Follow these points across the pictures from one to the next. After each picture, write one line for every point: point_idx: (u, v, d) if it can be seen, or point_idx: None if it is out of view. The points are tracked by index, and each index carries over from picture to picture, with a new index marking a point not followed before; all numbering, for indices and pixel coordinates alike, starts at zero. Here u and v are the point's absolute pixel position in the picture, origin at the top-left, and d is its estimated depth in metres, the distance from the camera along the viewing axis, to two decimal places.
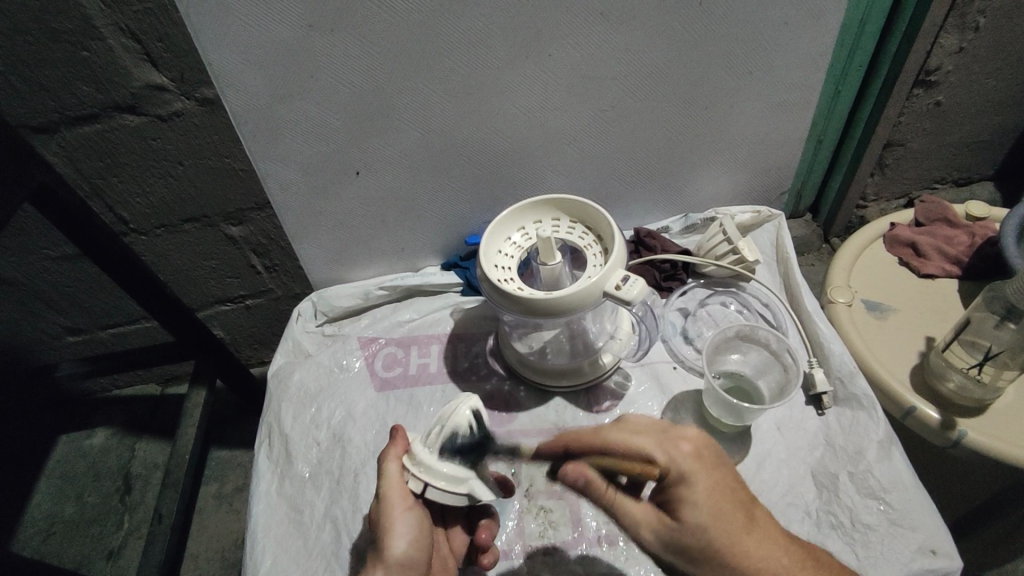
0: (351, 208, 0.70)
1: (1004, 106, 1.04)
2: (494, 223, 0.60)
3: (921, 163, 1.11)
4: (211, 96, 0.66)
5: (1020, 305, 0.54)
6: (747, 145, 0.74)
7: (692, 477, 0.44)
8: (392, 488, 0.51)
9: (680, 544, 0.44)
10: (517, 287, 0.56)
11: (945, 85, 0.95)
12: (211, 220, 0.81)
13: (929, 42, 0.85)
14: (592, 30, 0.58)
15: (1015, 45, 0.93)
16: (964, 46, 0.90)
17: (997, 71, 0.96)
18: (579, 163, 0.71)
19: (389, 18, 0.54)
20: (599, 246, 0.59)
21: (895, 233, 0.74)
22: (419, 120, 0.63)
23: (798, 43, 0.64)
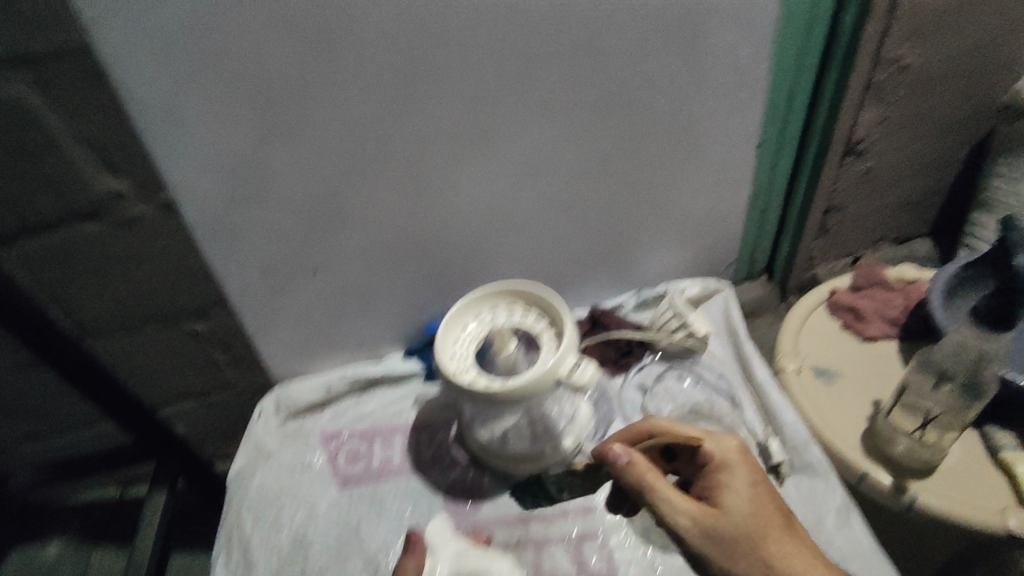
0: (311, 303, 0.72)
1: (926, 168, 1.13)
2: (449, 314, 0.62)
3: (862, 224, 1.17)
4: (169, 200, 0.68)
5: (952, 372, 0.59)
6: (690, 225, 0.78)
7: (735, 464, 0.59)
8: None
9: (716, 529, 0.56)
10: (474, 377, 0.57)
11: (872, 154, 1.04)
12: (173, 318, 0.81)
13: (852, 116, 0.95)
14: (532, 129, 0.63)
15: (926, 115, 1.02)
16: (883, 120, 0.99)
17: (914, 141, 1.06)
18: (531, 250, 0.74)
19: (338, 125, 0.58)
20: (552, 330, 0.60)
21: (836, 298, 0.76)
22: (372, 220, 0.66)
23: (723, 132, 0.70)
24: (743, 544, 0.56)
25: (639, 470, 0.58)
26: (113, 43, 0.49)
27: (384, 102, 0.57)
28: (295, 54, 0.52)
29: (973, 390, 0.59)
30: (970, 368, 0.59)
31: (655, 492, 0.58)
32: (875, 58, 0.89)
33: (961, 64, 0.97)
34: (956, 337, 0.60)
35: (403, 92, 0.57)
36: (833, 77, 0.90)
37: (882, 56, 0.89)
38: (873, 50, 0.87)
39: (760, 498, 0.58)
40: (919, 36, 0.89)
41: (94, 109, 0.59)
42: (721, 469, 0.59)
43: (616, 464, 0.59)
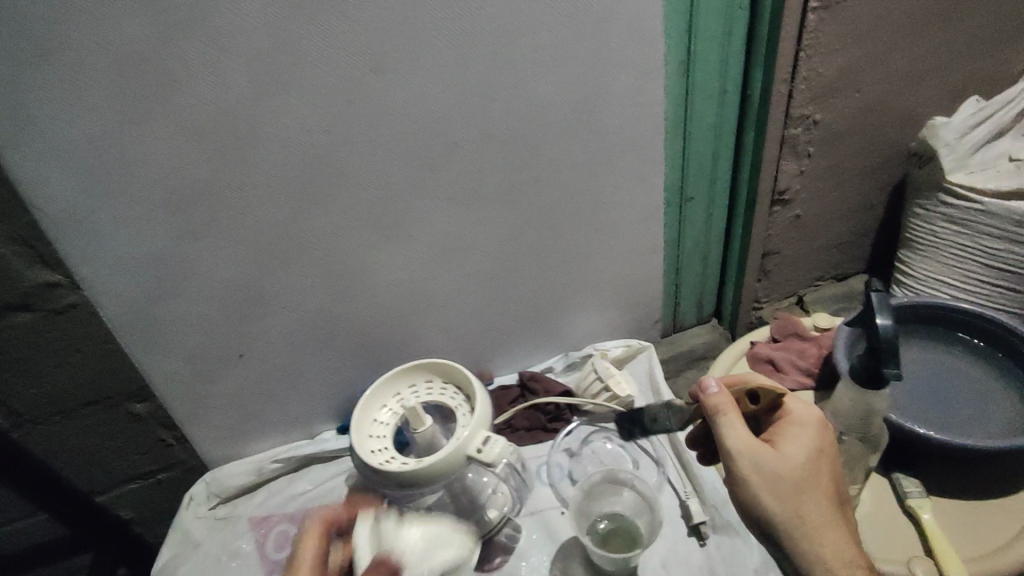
0: (238, 388, 0.72)
1: (858, 210, 1.12)
2: (363, 396, 0.63)
3: (801, 266, 1.17)
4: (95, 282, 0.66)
5: (845, 429, 0.57)
6: (611, 288, 0.81)
7: (813, 424, 0.52)
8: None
9: (772, 468, 0.50)
10: (390, 458, 0.59)
11: (800, 200, 1.04)
12: (114, 401, 0.75)
13: (772, 169, 0.96)
14: (442, 211, 0.66)
15: (848, 164, 1.02)
16: (804, 169, 0.99)
17: (841, 183, 1.05)
18: (456, 322, 0.76)
19: (249, 217, 0.60)
20: (467, 405, 0.63)
21: (755, 350, 0.78)
22: (293, 305, 0.68)
23: (630, 202, 0.73)
24: (787, 491, 0.50)
25: (717, 400, 0.53)
26: (20, 161, 0.51)
27: (295, 198, 0.60)
28: (203, 162, 0.55)
29: (869, 441, 0.57)
30: (861, 421, 0.56)
31: (722, 420, 0.52)
32: (785, 115, 0.90)
33: (880, 115, 0.96)
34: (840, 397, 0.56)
35: (312, 187, 0.60)
36: (751, 134, 0.93)
37: (791, 114, 0.89)
38: (782, 110, 0.89)
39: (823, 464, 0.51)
40: (826, 94, 0.90)
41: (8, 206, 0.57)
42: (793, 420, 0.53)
43: (703, 389, 0.54)
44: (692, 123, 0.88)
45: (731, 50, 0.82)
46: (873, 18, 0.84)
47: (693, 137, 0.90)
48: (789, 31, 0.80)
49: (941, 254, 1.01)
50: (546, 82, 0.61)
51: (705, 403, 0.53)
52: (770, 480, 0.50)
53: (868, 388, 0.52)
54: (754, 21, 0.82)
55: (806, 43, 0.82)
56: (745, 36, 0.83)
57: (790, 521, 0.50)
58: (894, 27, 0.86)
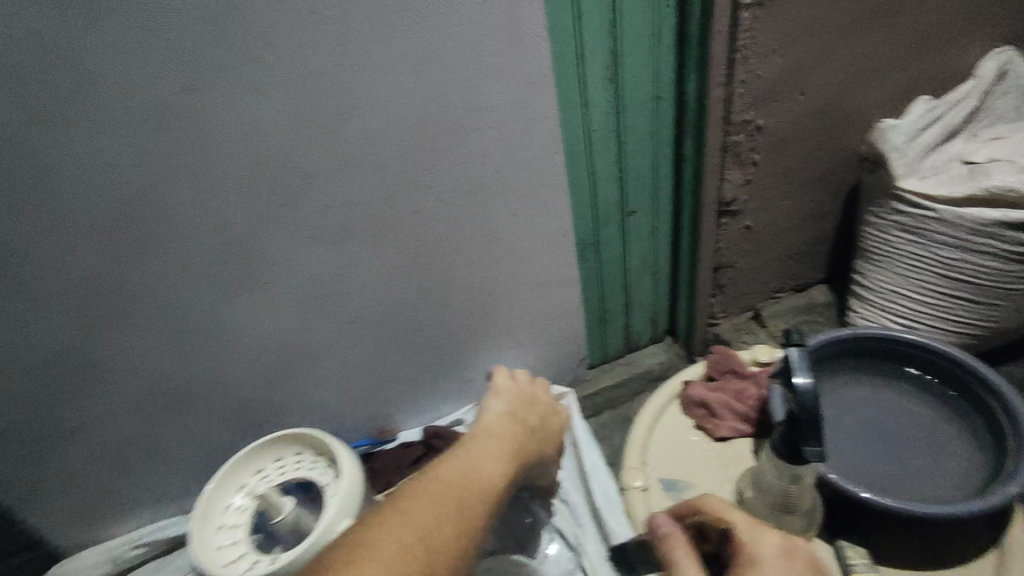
0: (83, 465, 0.62)
1: (813, 218, 1.02)
2: (216, 479, 0.57)
3: (757, 278, 1.06)
4: None
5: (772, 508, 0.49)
6: (523, 327, 0.72)
7: (774, 564, 0.39)
8: (525, 418, 0.61)
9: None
10: (245, 558, 0.54)
11: (749, 211, 0.94)
12: None
13: (716, 179, 0.87)
14: (305, 253, 0.56)
15: (797, 171, 0.93)
16: (750, 178, 0.89)
17: (790, 192, 0.95)
18: (343, 375, 0.67)
19: (56, 276, 0.49)
20: (332, 474, 0.57)
21: (689, 392, 0.70)
22: (133, 370, 0.57)
23: (535, 232, 0.65)
24: None
25: (670, 542, 0.43)
26: None
27: (112, 249, 0.50)
28: None
29: (812, 518, 0.49)
30: (781, 499, 0.48)
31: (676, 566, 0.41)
32: (723, 121, 0.81)
33: (827, 118, 0.88)
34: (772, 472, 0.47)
35: (131, 236, 0.50)
36: (691, 142, 0.85)
37: (730, 118, 0.80)
38: (719, 117, 0.80)
39: None
40: (766, 98, 0.81)
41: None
42: (747, 552, 0.41)
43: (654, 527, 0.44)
44: (623, 130, 0.79)
45: (661, 52, 0.75)
46: (810, 14, 0.75)
47: (628, 144, 0.82)
48: (720, 35, 0.73)
49: (895, 267, 0.91)
50: (413, 100, 0.51)
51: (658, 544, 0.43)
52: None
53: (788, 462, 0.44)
54: (684, 20, 0.74)
55: (739, 43, 0.74)
56: (675, 37, 0.75)
57: None
58: (835, 23, 0.77)
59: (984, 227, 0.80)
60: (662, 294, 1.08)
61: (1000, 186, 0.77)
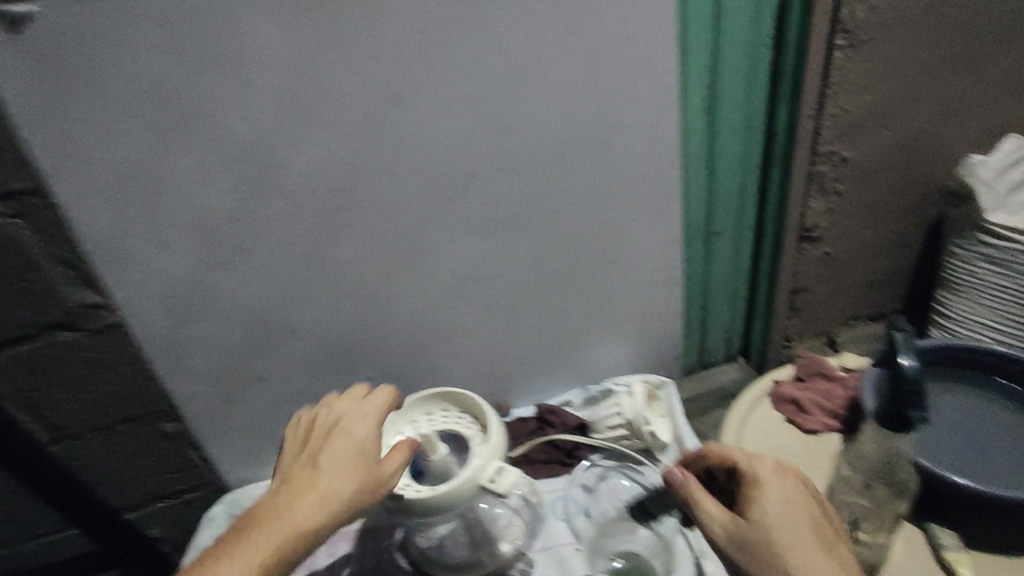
0: (261, 409, 0.74)
1: (895, 250, 1.05)
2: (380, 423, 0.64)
3: (835, 304, 1.09)
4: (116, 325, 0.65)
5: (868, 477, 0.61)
6: (629, 320, 0.81)
7: (772, 482, 0.54)
8: (333, 481, 0.54)
9: (743, 536, 0.52)
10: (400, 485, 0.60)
11: (829, 238, 0.99)
12: (147, 418, 0.73)
13: (800, 203, 0.93)
14: (462, 240, 0.67)
15: (880, 202, 0.97)
16: (832, 206, 0.95)
17: (872, 223, 1.00)
18: (475, 351, 0.77)
19: (276, 248, 0.62)
20: (481, 435, 0.63)
21: (779, 389, 0.78)
22: (314, 330, 0.69)
23: (649, 234, 0.74)
24: (768, 551, 0.51)
25: (685, 483, 0.57)
26: (72, 189, 0.54)
27: (319, 227, 0.62)
28: (230, 193, 0.58)
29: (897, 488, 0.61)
30: (884, 468, 0.60)
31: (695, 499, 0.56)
32: (811, 152, 0.88)
33: (913, 153, 0.93)
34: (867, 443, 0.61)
35: (336, 217, 0.62)
36: (776, 171, 0.91)
37: (816, 150, 0.87)
38: (807, 147, 0.87)
39: (797, 517, 0.53)
40: (853, 132, 0.88)
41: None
42: (752, 482, 0.55)
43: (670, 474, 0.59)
44: (717, 157, 0.85)
45: (756, 88, 0.82)
46: (899, 57, 0.82)
47: (720, 168, 0.87)
48: (814, 72, 0.80)
49: (977, 296, 0.96)
50: (562, 116, 0.62)
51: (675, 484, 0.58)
52: (752, 551, 0.51)
53: (891, 430, 0.57)
54: (779, 61, 0.81)
55: (831, 81, 0.81)
56: (770, 76, 0.82)
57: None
58: (924, 66, 0.84)
59: None
60: (739, 315, 1.09)
61: None
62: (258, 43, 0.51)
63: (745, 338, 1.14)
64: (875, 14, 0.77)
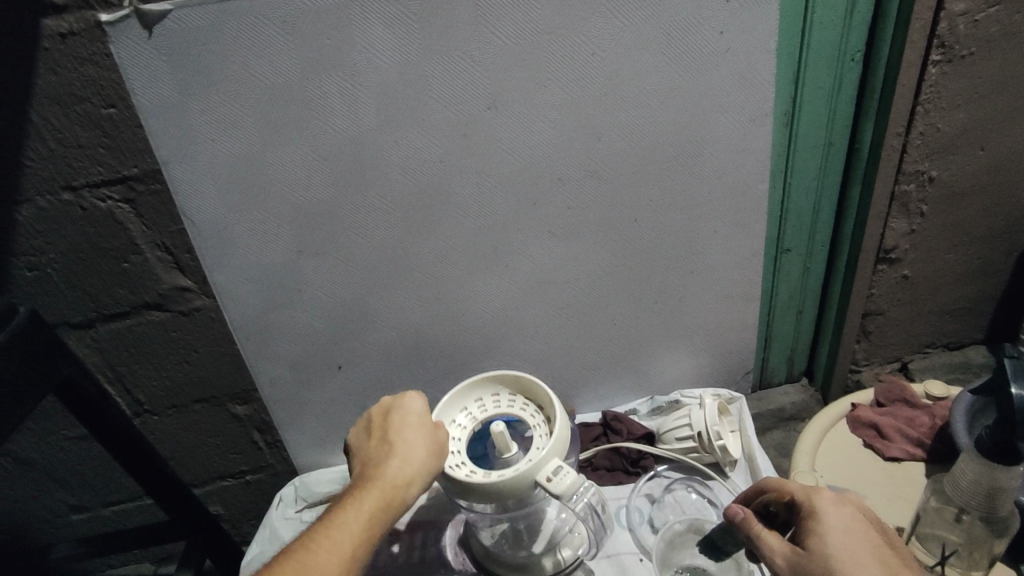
0: (334, 396, 0.77)
1: (980, 275, 0.98)
2: (448, 395, 0.66)
3: (909, 331, 1.02)
4: (203, 307, 0.74)
5: (967, 506, 0.60)
6: (701, 333, 0.80)
7: (833, 510, 0.52)
8: (410, 446, 0.58)
9: (805, 568, 0.50)
10: (458, 462, 0.62)
11: (910, 260, 0.92)
12: (218, 399, 0.83)
13: (880, 225, 0.86)
14: (542, 244, 0.68)
15: (969, 226, 0.91)
16: (916, 228, 0.88)
17: (956, 246, 0.93)
18: (543, 354, 0.77)
19: (364, 241, 0.64)
20: (545, 428, 0.63)
21: (857, 413, 0.80)
22: (392, 323, 0.71)
23: (728, 247, 0.73)
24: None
25: (749, 519, 0.56)
26: (189, 176, 0.59)
27: (405, 224, 0.64)
28: (326, 186, 0.60)
29: (993, 525, 0.60)
30: (986, 501, 0.59)
31: (760, 534, 0.55)
32: (895, 171, 0.82)
33: (1007, 174, 0.87)
34: (965, 473, 0.59)
35: (423, 214, 0.63)
36: (858, 188, 0.83)
37: (903, 168, 0.81)
38: (892, 166, 0.80)
39: (866, 549, 0.50)
40: (944, 151, 0.82)
41: (170, 215, 0.66)
42: (811, 512, 0.53)
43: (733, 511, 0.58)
44: (790, 174, 0.79)
45: (839, 104, 0.75)
46: (1002, 72, 0.76)
47: (793, 182, 0.81)
48: (905, 89, 0.74)
49: None
50: (652, 125, 0.62)
51: (738, 522, 0.57)
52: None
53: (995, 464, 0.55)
54: (866, 75, 0.75)
55: (924, 97, 0.76)
56: (855, 90, 0.76)
57: None
58: None
59: None
60: (805, 338, 1.02)
61: None
62: (366, 46, 0.54)
63: (809, 361, 1.06)
64: (978, 27, 0.72)
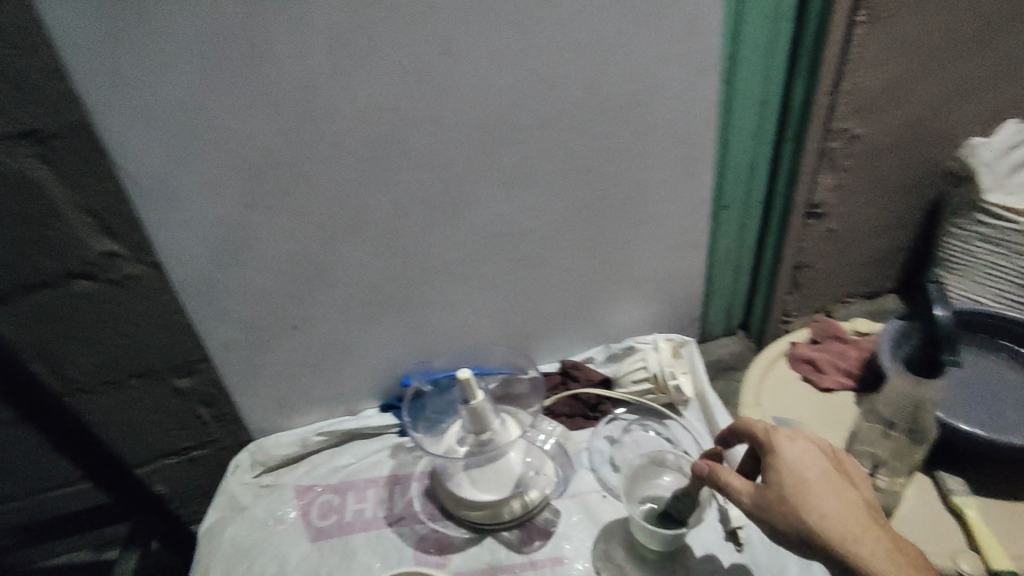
0: (290, 357, 0.75)
1: (895, 226, 1.06)
2: None
3: (835, 282, 1.09)
4: (139, 272, 0.65)
5: (895, 420, 0.69)
6: (652, 281, 0.83)
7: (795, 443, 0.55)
8: None
9: (776, 500, 0.52)
10: None
11: (836, 214, 0.98)
12: (161, 373, 0.74)
13: (810, 180, 0.91)
14: (500, 195, 0.68)
15: (886, 180, 0.98)
16: (841, 183, 0.94)
17: (876, 199, 1.00)
18: (500, 306, 0.78)
19: (318, 194, 0.62)
20: None
21: (796, 351, 0.87)
22: (348, 278, 0.70)
23: (677, 196, 0.75)
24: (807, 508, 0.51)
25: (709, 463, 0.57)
26: (119, 123, 0.54)
27: (361, 175, 0.62)
28: (269, 134, 0.58)
29: (916, 436, 0.69)
30: (910, 415, 0.68)
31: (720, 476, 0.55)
32: (824, 128, 0.86)
33: (918, 131, 0.93)
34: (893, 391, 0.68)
35: (378, 164, 0.62)
36: (790, 146, 0.88)
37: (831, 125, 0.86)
38: (821, 122, 0.85)
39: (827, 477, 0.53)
40: (867, 109, 0.87)
41: (93, 165, 0.57)
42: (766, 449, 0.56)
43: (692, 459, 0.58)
44: (732, 128, 0.82)
45: (775, 60, 0.78)
46: (919, 31, 0.82)
47: (732, 138, 0.84)
48: (834, 45, 0.78)
49: (972, 274, 0.99)
50: (605, 72, 0.63)
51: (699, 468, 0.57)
52: (784, 513, 0.52)
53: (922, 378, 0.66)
54: (800, 30, 0.78)
55: (850, 55, 0.80)
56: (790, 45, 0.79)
57: (822, 533, 0.50)
58: (937, 43, 0.84)
59: None
60: (743, 290, 1.07)
61: None
62: None
63: (748, 312, 1.12)
64: None
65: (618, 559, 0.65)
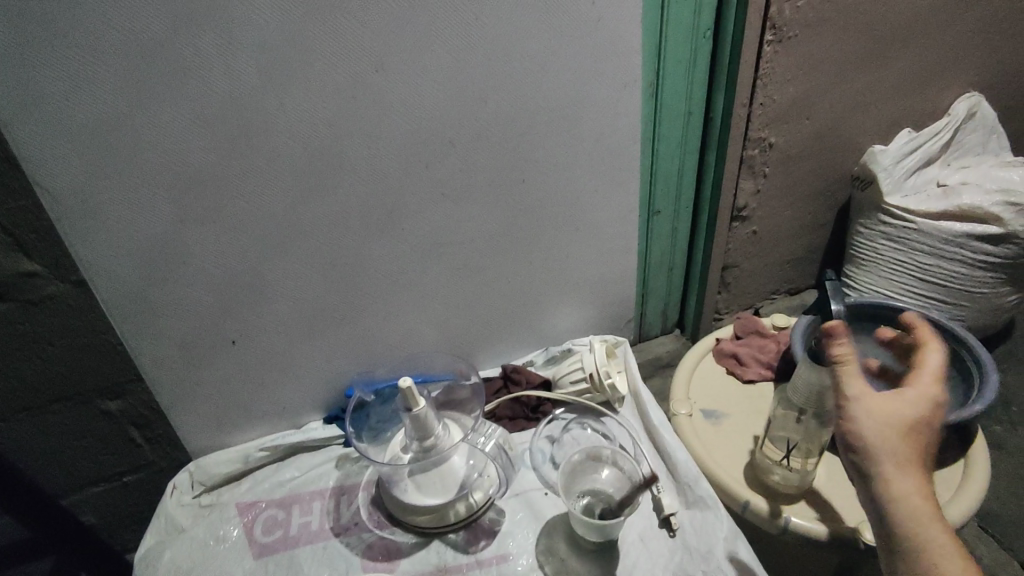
0: (229, 373, 0.74)
1: (810, 228, 1.15)
2: None
3: (759, 280, 1.17)
4: (57, 293, 0.63)
5: (804, 405, 0.71)
6: (587, 285, 0.87)
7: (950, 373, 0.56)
8: None
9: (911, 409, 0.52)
10: None
11: (758, 217, 1.06)
12: (84, 396, 0.71)
13: (733, 187, 0.98)
14: (438, 207, 0.70)
15: (800, 185, 1.06)
16: (760, 188, 1.02)
17: (792, 204, 1.08)
18: (442, 314, 0.80)
19: (254, 209, 0.63)
20: None
21: (721, 347, 0.94)
22: (288, 291, 0.70)
23: (607, 205, 0.80)
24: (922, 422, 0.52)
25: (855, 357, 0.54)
26: (36, 142, 0.53)
27: (296, 189, 0.63)
28: (202, 150, 0.57)
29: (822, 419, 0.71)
30: (816, 397, 0.69)
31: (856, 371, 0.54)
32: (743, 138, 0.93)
33: (826, 140, 1.02)
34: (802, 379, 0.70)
35: (314, 179, 0.63)
36: (712, 155, 0.94)
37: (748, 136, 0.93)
38: (739, 133, 0.92)
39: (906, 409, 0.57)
40: (780, 120, 0.94)
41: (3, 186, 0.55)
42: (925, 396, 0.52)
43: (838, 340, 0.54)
44: (659, 140, 0.87)
45: (694, 76, 0.84)
46: (822, 51, 0.89)
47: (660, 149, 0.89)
48: (747, 64, 0.84)
49: (884, 270, 1.08)
50: (534, 89, 0.66)
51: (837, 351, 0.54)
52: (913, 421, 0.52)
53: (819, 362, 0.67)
54: (716, 49, 0.84)
55: (761, 72, 0.87)
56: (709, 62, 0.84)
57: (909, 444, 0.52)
58: (839, 60, 0.92)
59: (954, 238, 0.98)
60: (676, 291, 1.13)
61: (971, 204, 0.97)
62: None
63: (681, 312, 1.19)
64: (800, 12, 0.83)
65: (560, 553, 0.68)
